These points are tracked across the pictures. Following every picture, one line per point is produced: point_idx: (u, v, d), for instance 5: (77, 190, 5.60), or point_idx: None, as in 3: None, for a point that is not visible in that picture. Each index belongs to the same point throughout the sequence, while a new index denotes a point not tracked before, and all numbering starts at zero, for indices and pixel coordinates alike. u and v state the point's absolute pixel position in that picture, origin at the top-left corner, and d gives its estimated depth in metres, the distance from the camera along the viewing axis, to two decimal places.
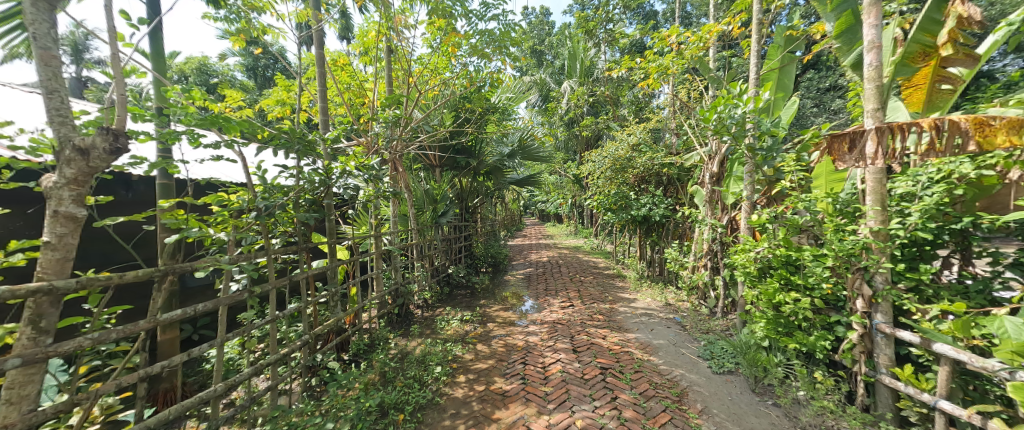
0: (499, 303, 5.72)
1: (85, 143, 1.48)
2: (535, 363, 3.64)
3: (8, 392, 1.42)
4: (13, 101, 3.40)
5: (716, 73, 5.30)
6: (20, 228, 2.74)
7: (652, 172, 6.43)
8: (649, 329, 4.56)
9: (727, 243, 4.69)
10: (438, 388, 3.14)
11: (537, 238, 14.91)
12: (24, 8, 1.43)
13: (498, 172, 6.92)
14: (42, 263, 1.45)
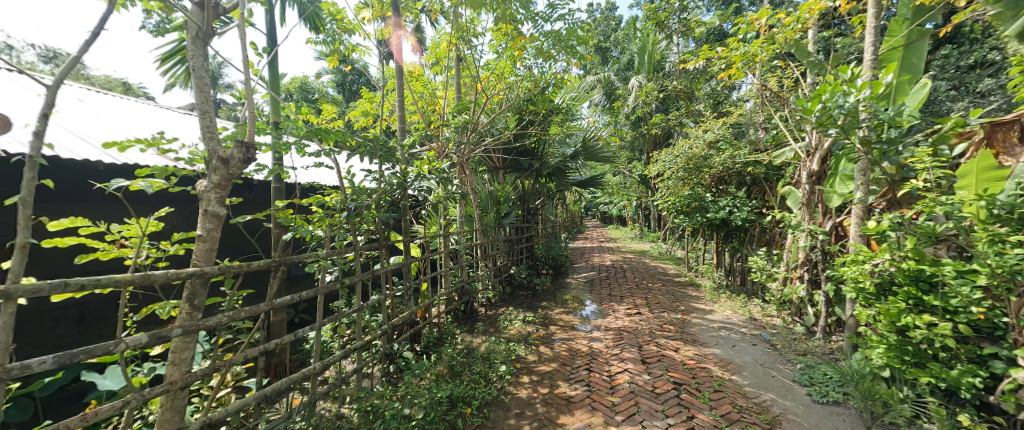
0: (561, 306, 5.66)
1: (226, 154, 1.81)
2: (601, 371, 3.53)
3: (173, 356, 1.74)
4: (176, 123, 4.29)
5: (818, 56, 4.64)
6: (181, 224, 3.44)
7: (733, 172, 5.90)
8: (730, 345, 4.14)
9: (833, 253, 4.07)
10: (503, 386, 3.20)
11: (603, 242, 14.48)
12: (188, 47, 1.83)
13: (561, 173, 6.96)
14: (196, 252, 1.80)
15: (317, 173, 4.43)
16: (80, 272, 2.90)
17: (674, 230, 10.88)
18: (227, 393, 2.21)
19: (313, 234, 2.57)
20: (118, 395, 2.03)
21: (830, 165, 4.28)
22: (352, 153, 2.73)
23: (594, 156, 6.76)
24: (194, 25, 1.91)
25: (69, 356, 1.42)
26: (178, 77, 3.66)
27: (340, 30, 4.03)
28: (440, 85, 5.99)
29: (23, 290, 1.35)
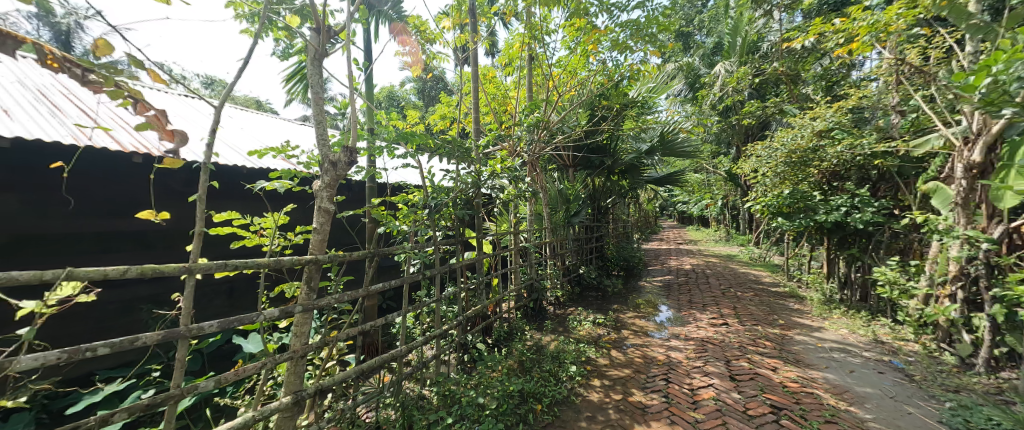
0: (634, 310, 5.41)
1: (335, 158, 2.08)
2: (681, 383, 3.28)
3: (296, 328, 2.01)
4: (297, 133, 5.07)
5: (982, 17, 3.67)
6: (301, 218, 4.06)
7: (853, 165, 5.07)
8: (846, 370, 3.51)
9: (1003, 267, 3.20)
10: (573, 386, 3.18)
11: (682, 245, 13.48)
12: (308, 67, 2.15)
13: (636, 170, 6.64)
14: (312, 242, 2.10)
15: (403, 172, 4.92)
16: (233, 256, 3.57)
17: (769, 233, 9.69)
18: (332, 365, 2.55)
19: (399, 229, 2.84)
20: (256, 357, 2.49)
21: (999, 154, 3.42)
22: (433, 154, 2.96)
23: (672, 150, 6.57)
24: (312, 48, 2.24)
25: (231, 322, 1.70)
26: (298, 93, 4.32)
27: (423, 41, 4.36)
28: (511, 85, 6.17)
29: (200, 267, 1.65)
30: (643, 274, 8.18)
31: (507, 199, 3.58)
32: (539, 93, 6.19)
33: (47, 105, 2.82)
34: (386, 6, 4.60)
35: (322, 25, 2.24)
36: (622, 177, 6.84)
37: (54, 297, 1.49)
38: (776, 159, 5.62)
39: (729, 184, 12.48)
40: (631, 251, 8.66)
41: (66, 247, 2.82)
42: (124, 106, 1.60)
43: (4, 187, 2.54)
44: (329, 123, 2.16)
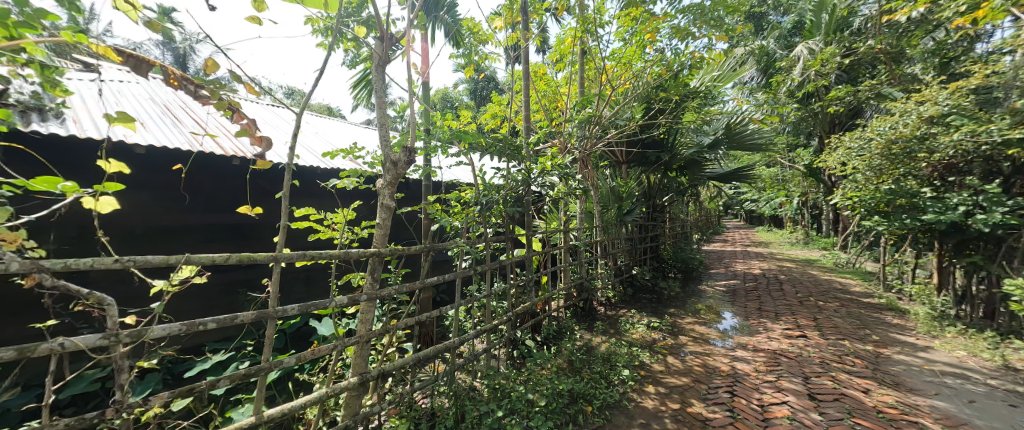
0: (692, 316, 5.09)
1: (395, 158, 2.23)
2: (750, 397, 3.00)
3: (362, 315, 2.17)
4: (363, 136, 5.51)
5: None
6: (366, 213, 4.43)
7: (970, 156, 4.28)
8: (963, 399, 2.97)
9: None
10: (625, 390, 3.08)
11: (751, 247, 12.38)
12: (373, 73, 2.31)
13: (697, 165, 6.19)
14: (376, 236, 2.24)
15: (459, 171, 5.51)
16: (310, 248, 3.98)
17: (858, 235, 8.54)
18: (392, 351, 2.72)
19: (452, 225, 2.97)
20: (328, 339, 2.77)
21: None
22: (484, 153, 3.04)
23: (740, 143, 5.99)
24: (377, 56, 2.43)
25: (309, 306, 1.87)
26: (364, 98, 4.68)
27: (476, 41, 4.47)
28: (562, 81, 6.10)
29: (284, 256, 1.83)
30: (704, 277, 7.64)
31: (556, 197, 3.56)
32: (591, 87, 6.03)
33: (173, 118, 3.37)
34: (442, 11, 4.78)
35: (385, 34, 2.42)
36: (681, 173, 6.43)
37: (176, 279, 1.77)
38: (871, 150, 5.00)
39: (812, 180, 11.16)
40: (690, 253, 8.14)
41: (183, 236, 3.34)
42: (225, 116, 1.87)
43: (139, 185, 3.08)
44: (391, 125, 2.30)
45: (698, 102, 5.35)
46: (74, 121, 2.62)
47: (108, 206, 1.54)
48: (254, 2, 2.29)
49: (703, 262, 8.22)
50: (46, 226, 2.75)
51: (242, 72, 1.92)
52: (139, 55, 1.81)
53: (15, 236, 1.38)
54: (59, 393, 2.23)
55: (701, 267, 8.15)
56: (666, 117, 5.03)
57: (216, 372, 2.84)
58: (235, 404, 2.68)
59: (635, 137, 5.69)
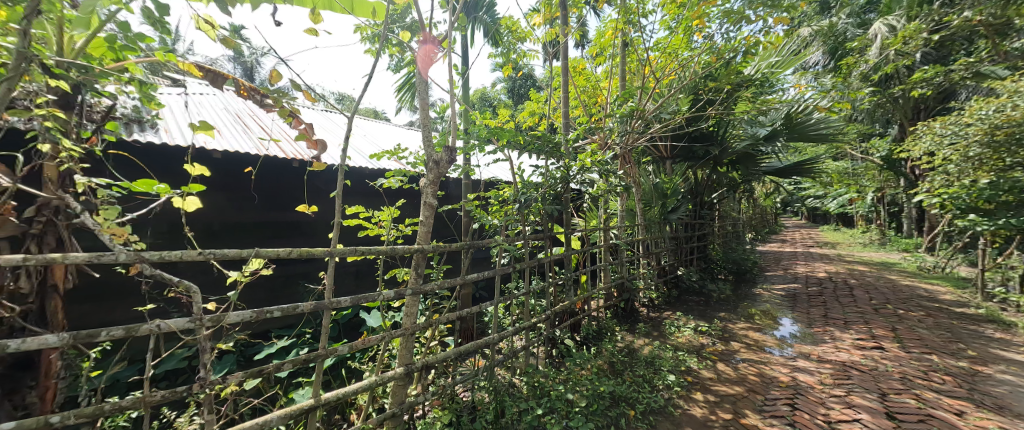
0: (745, 321, 4.77)
1: (438, 158, 2.31)
2: (814, 412, 2.75)
3: (407, 309, 2.27)
4: (406, 138, 5.76)
5: None
6: (410, 211, 4.63)
7: None
8: None
9: None
10: (670, 396, 2.96)
11: (814, 247, 11.33)
12: (415, 77, 2.40)
13: (751, 159, 5.76)
14: (420, 234, 2.33)
15: (497, 169, 5.68)
16: (360, 244, 4.23)
17: (948, 236, 7.53)
18: (434, 345, 2.82)
19: (491, 223, 3.01)
20: (376, 330, 2.94)
21: None
22: (523, 150, 3.05)
23: (802, 134, 5.49)
24: (420, 59, 2.53)
25: (361, 299, 1.96)
26: (408, 101, 4.87)
27: (514, 39, 4.48)
28: (602, 76, 5.95)
29: (339, 250, 1.92)
30: (758, 279, 7.12)
31: (595, 194, 3.49)
32: (633, 80, 5.82)
33: (244, 125, 3.72)
34: (481, 11, 4.83)
35: (428, 38, 2.52)
36: (733, 167, 6.02)
37: (248, 270, 1.93)
38: (969, 137, 4.69)
39: (891, 173, 9.99)
40: (743, 253, 7.62)
41: (252, 233, 3.69)
42: (287, 123, 2.04)
43: (217, 187, 3.45)
44: (433, 126, 2.37)
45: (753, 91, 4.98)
46: (165, 130, 2.97)
47: (194, 204, 1.72)
48: (311, 15, 2.47)
49: (757, 263, 7.66)
50: (145, 222, 3.15)
51: (300, 81, 2.07)
52: (216, 70, 2.07)
53: (121, 231, 1.59)
54: (156, 368, 2.61)
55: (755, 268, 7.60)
56: (716, 108, 4.71)
57: (281, 357, 3.16)
58: (296, 387, 2.90)
59: (681, 131, 5.42)
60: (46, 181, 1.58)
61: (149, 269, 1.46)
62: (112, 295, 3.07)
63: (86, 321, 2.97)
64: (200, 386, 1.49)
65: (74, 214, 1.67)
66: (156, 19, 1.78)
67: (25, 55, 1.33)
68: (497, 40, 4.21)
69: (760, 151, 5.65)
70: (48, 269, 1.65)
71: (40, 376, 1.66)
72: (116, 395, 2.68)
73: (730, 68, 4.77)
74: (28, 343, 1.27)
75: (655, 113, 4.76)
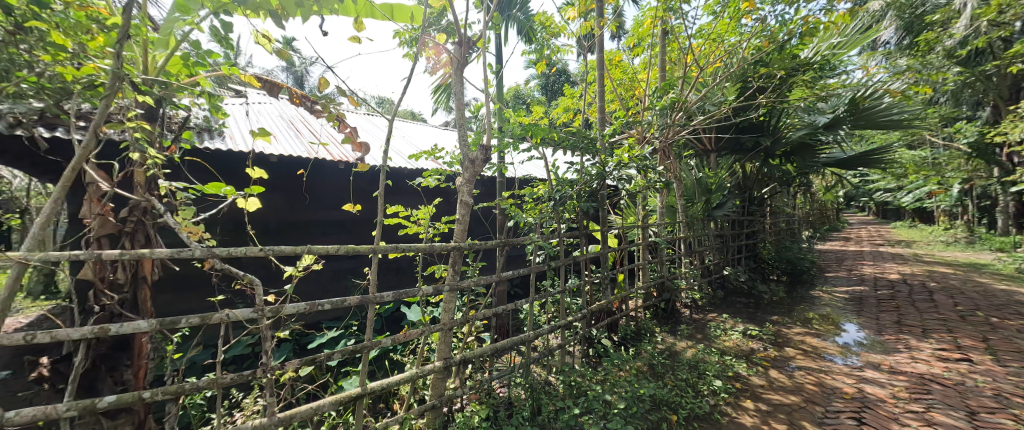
0: (801, 325, 4.43)
1: (473, 157, 2.37)
2: (885, 427, 2.49)
3: (445, 304, 2.35)
4: (443, 138, 5.94)
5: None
6: (447, 208, 4.78)
7: None
8: None
9: None
10: (716, 402, 2.82)
11: (885, 246, 10.27)
12: (451, 77, 2.47)
13: (808, 149, 5.23)
14: (456, 231, 2.39)
15: (532, 166, 5.81)
16: (401, 241, 4.42)
17: None
18: (471, 340, 2.88)
19: (526, 221, 3.04)
20: (416, 325, 3.07)
21: None
22: (558, 147, 3.03)
23: (870, 120, 4.95)
24: (456, 60, 2.66)
25: (402, 294, 2.04)
26: (444, 101, 4.97)
27: (548, 35, 4.44)
28: (640, 67, 5.85)
29: (381, 247, 2.01)
30: (817, 281, 6.57)
31: (633, 190, 3.39)
32: (675, 70, 5.59)
33: (297, 131, 4.00)
34: (515, 9, 4.84)
35: (464, 39, 2.65)
36: (787, 160, 5.46)
37: (303, 265, 2.16)
38: None
39: (983, 161, 8.80)
40: (799, 252, 7.07)
41: (305, 231, 3.98)
42: (334, 127, 2.17)
43: (274, 188, 3.74)
44: (468, 125, 2.41)
45: (811, 75, 4.55)
46: (230, 138, 3.22)
47: (254, 205, 1.91)
48: (354, 24, 2.62)
49: (816, 263, 7.07)
50: (215, 221, 3.48)
51: (345, 87, 2.20)
52: (272, 80, 2.32)
53: (198, 229, 1.86)
54: (225, 353, 2.90)
55: (813, 269, 7.03)
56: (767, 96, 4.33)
57: (332, 346, 3.31)
58: (346, 375, 3.09)
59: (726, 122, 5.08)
60: (135, 186, 1.79)
61: (220, 264, 1.61)
62: (190, 286, 3.43)
63: (170, 309, 3.33)
64: (263, 370, 1.64)
65: (158, 213, 1.90)
66: (223, 37, 1.96)
67: (120, 74, 1.51)
68: (530, 36, 4.19)
69: (820, 140, 5.14)
70: (139, 264, 1.88)
71: (134, 356, 1.94)
72: (194, 375, 3.02)
73: (784, 51, 4.34)
74: (123, 328, 1.42)
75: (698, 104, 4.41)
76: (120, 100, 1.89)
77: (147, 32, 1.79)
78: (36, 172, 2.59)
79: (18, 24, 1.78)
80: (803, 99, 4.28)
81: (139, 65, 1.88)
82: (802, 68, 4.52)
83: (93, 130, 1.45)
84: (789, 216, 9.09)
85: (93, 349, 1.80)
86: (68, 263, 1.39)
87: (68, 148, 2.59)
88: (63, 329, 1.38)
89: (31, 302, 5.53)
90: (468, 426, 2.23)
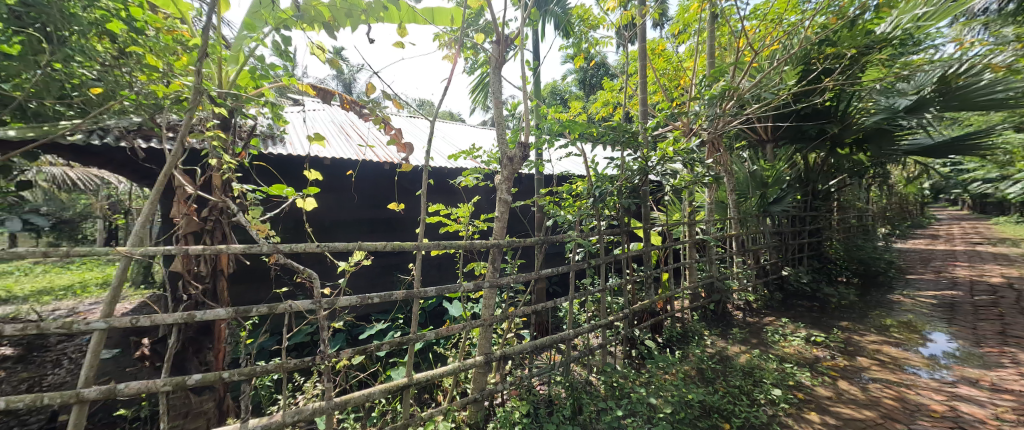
0: (876, 333, 3.98)
1: (511, 155, 2.41)
2: None
3: (485, 301, 2.39)
4: (483, 137, 6.09)
5: None
6: (485, 206, 4.90)
7: None
8: None
9: None
10: (774, 413, 2.63)
11: (983, 244, 8.95)
12: (488, 78, 2.55)
13: (886, 135, 4.63)
14: (496, 229, 2.42)
15: (569, 162, 5.81)
16: (441, 238, 4.62)
17: None
18: (511, 337, 2.92)
19: (565, 219, 3.02)
20: (458, 319, 3.16)
21: None
22: (597, 143, 2.96)
23: (965, 100, 4.21)
24: (494, 58, 2.80)
25: (444, 290, 2.11)
26: (482, 100, 5.01)
27: (586, 28, 4.34)
28: (686, 55, 5.63)
29: (424, 244, 2.09)
30: (897, 284, 5.85)
31: (678, 186, 3.23)
32: (726, 56, 5.24)
33: (347, 134, 4.25)
34: (553, 3, 4.78)
35: (501, 37, 2.77)
36: (859, 148, 4.96)
37: (353, 261, 2.34)
38: None
39: None
40: (873, 252, 6.35)
41: (354, 229, 4.23)
42: (380, 130, 2.30)
43: (327, 189, 4.00)
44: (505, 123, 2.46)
45: (891, 53, 4.13)
46: (289, 143, 3.49)
47: (310, 205, 2.07)
48: (398, 30, 2.77)
49: (894, 264, 6.31)
50: (279, 220, 3.81)
51: (390, 91, 2.34)
52: (325, 88, 2.58)
53: (264, 227, 2.11)
54: (288, 340, 3.19)
55: (892, 270, 6.27)
56: (836, 76, 3.97)
57: (381, 338, 3.51)
58: (394, 365, 3.25)
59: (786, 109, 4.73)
60: (214, 189, 2.03)
61: (283, 258, 1.76)
62: (258, 278, 3.77)
63: (243, 299, 3.70)
64: (320, 357, 1.77)
65: (232, 213, 2.15)
66: (283, 51, 2.16)
67: (200, 88, 1.68)
68: (568, 31, 4.14)
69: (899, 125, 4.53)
70: (217, 259, 2.14)
71: (214, 340, 2.20)
72: (262, 360, 3.32)
73: (855, 27, 3.96)
74: (206, 314, 1.58)
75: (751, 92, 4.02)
76: (200, 113, 2.13)
77: (221, 49, 1.99)
78: (138, 178, 2.96)
79: (121, 50, 2.08)
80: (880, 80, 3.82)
81: (214, 79, 2.10)
82: (878, 45, 4.02)
83: (179, 139, 1.63)
84: (862, 211, 8.18)
85: (183, 332, 2.18)
86: (163, 257, 1.57)
87: (162, 157, 2.96)
88: (159, 315, 1.57)
89: (133, 290, 6.37)
90: (508, 421, 2.26)
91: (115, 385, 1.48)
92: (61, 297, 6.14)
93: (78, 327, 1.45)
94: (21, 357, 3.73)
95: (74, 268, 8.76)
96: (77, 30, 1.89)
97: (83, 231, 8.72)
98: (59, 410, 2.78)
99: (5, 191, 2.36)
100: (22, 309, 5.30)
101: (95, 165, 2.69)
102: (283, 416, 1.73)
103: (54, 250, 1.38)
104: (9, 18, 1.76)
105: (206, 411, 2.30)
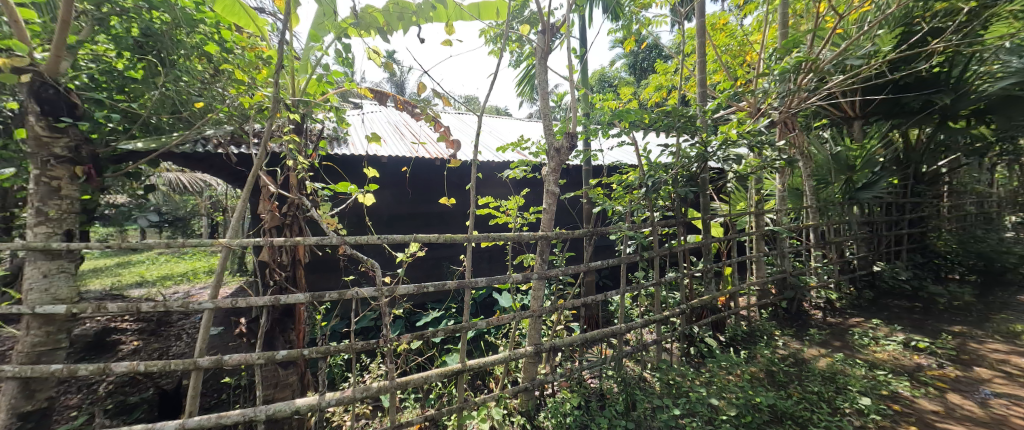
0: (1001, 340, 3.34)
1: (558, 146, 2.38)
2: None
3: (535, 294, 2.39)
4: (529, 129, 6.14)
5: None
6: (534, 198, 4.96)
7: None
8: None
9: None
10: (863, 424, 2.33)
11: None
12: (535, 70, 2.57)
13: (1017, 104, 3.79)
14: (543, 221, 2.42)
15: (620, 151, 5.64)
16: (491, 231, 4.77)
17: None
18: (560, 329, 2.91)
19: (615, 210, 2.92)
20: (508, 310, 3.29)
21: None
22: (650, 130, 2.79)
23: None
24: (540, 49, 2.79)
25: (495, 280, 2.14)
26: (528, 92, 5.01)
27: (636, 8, 4.12)
28: (752, 27, 5.12)
29: (473, 236, 2.13)
30: None
31: (744, 172, 2.98)
32: (801, 24, 4.65)
33: (402, 133, 4.48)
34: None
35: (547, 27, 2.76)
36: (980, 119, 4.17)
37: (409, 251, 2.52)
38: None
39: None
40: (998, 244, 5.31)
41: (409, 223, 4.48)
42: (431, 127, 2.46)
43: (385, 186, 4.27)
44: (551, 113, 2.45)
45: None
46: (351, 144, 3.75)
47: (370, 200, 2.28)
48: (446, 28, 2.87)
49: None
50: (344, 214, 4.17)
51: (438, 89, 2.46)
52: (381, 90, 2.79)
53: (332, 221, 2.35)
54: (356, 324, 3.53)
55: None
56: (949, 36, 3.32)
57: (436, 325, 3.72)
58: (449, 351, 3.42)
59: (879, 80, 4.10)
60: (289, 189, 2.29)
61: (349, 249, 1.91)
62: (331, 268, 4.17)
63: (318, 285, 4.12)
64: (384, 340, 1.91)
65: (307, 210, 2.44)
66: (344, 59, 2.38)
67: (278, 97, 1.85)
68: (618, 12, 3.91)
69: None
70: (295, 250, 2.44)
71: (296, 322, 2.52)
72: (335, 341, 3.70)
73: None
74: (288, 298, 1.77)
75: (834, 62, 3.51)
76: (278, 120, 2.41)
77: (294, 62, 2.25)
78: (235, 182, 3.38)
79: (215, 68, 2.41)
80: (1010, 35, 3.14)
81: (289, 89, 2.36)
82: None
83: (263, 144, 1.82)
84: (984, 196, 6.85)
85: (271, 313, 2.53)
86: (254, 248, 1.80)
87: (250, 160, 3.36)
88: (251, 298, 1.79)
89: (232, 277, 7.39)
90: (559, 413, 2.29)
91: (221, 357, 1.74)
92: (180, 282, 7.34)
93: (192, 307, 1.72)
94: (153, 330, 4.50)
95: (188, 257, 10.40)
96: (183, 53, 2.25)
97: (192, 227, 10.30)
98: (183, 375, 3.31)
99: (136, 192, 2.86)
100: (152, 291, 6.41)
101: (200, 170, 3.11)
102: (353, 392, 1.92)
103: (173, 242, 1.64)
104: (134, 48, 2.13)
105: (291, 383, 2.61)
